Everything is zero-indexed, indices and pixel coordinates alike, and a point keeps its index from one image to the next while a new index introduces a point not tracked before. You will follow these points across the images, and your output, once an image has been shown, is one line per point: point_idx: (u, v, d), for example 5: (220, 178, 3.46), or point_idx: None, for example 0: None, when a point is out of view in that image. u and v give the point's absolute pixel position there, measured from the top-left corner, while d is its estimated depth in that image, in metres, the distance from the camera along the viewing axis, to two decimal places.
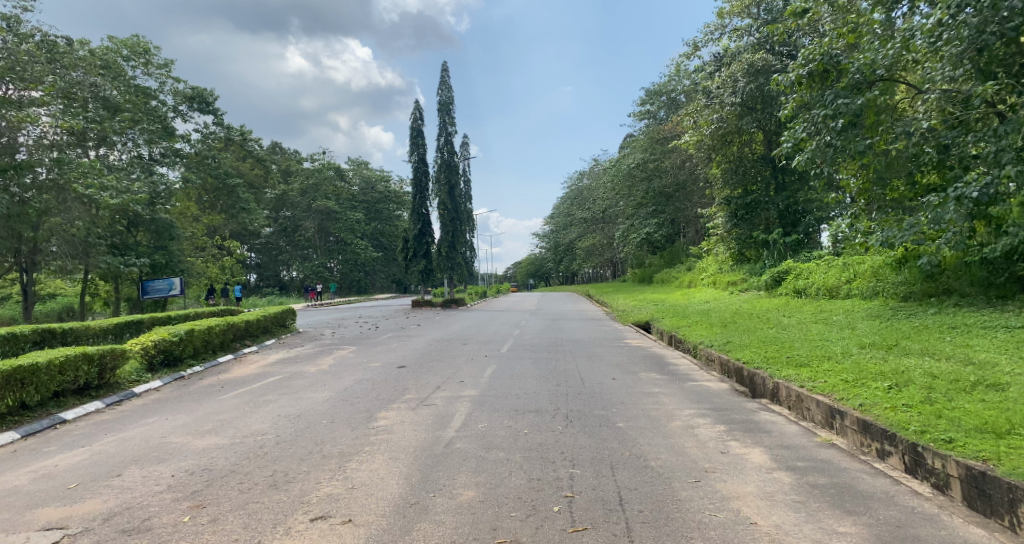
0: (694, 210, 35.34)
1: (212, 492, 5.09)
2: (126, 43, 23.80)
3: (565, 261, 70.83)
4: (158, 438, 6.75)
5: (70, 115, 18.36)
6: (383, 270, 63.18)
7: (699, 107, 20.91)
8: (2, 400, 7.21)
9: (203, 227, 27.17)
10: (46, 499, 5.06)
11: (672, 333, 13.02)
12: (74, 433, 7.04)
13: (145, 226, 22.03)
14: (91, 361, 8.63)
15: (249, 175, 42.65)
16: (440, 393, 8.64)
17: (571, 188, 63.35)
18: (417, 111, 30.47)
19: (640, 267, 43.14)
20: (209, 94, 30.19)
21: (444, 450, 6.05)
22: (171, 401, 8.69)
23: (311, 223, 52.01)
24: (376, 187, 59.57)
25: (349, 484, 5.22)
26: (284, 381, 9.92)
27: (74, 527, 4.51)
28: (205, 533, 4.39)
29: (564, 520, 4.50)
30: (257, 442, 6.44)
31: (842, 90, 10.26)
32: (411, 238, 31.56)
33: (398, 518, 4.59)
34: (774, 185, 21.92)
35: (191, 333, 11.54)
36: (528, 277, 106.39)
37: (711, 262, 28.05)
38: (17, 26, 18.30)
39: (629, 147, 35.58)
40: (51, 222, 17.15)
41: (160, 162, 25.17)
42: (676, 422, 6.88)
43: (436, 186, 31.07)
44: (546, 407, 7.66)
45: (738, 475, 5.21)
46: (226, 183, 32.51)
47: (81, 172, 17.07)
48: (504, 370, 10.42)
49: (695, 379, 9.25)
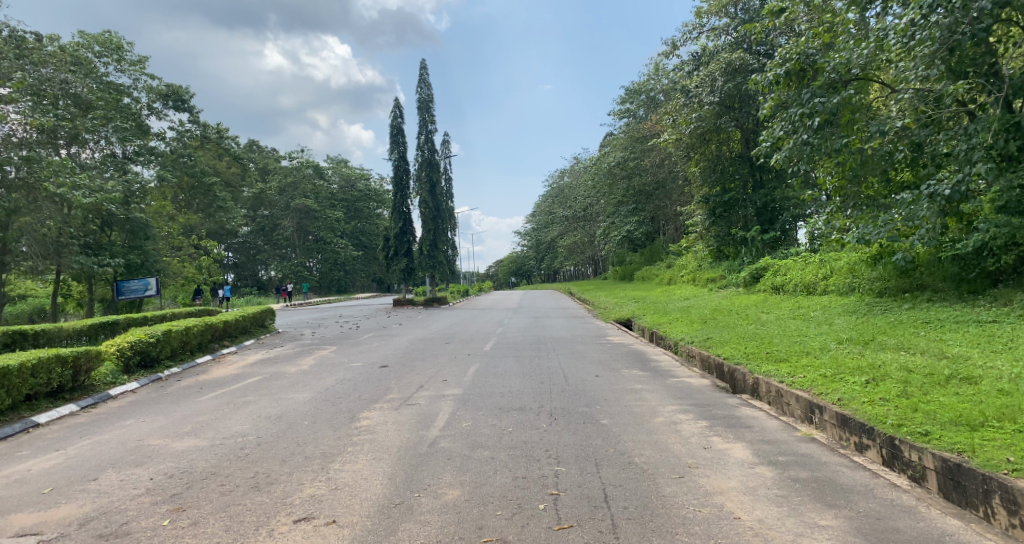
0: (673, 208, 35.58)
1: (192, 495, 5.01)
2: (97, 39, 23.27)
3: (548, 258, 70.83)
4: (135, 441, 6.63)
5: (40, 113, 18.01)
6: (364, 268, 62.82)
7: (678, 106, 21.02)
8: None
9: (178, 226, 26.69)
10: (18, 505, 4.94)
11: (653, 330, 13.15)
12: (47, 438, 6.87)
13: (119, 225, 21.62)
14: (64, 363, 8.47)
15: (226, 174, 42.14)
16: (423, 392, 8.60)
17: (552, 187, 63.44)
18: (397, 108, 30.27)
19: (621, 264, 43.33)
20: (185, 91, 29.74)
21: (428, 449, 6.03)
22: (149, 403, 8.54)
23: (289, 221, 51.45)
24: (356, 186, 59.39)
25: (332, 485, 5.17)
26: (264, 382, 9.82)
27: (49, 533, 4.42)
28: (185, 536, 4.33)
29: (550, 519, 4.50)
30: (238, 444, 6.36)
31: (818, 89, 10.47)
32: (392, 236, 31.42)
33: (383, 519, 4.57)
34: (751, 183, 22.19)
35: (169, 334, 11.35)
36: (510, 275, 106.38)
37: (691, 259, 28.27)
38: None
39: (609, 146, 35.73)
40: (22, 222, 16.84)
41: (133, 160, 24.60)
42: (659, 418, 6.94)
43: (417, 185, 30.85)
44: (530, 405, 7.66)
45: (721, 471, 5.26)
46: (203, 182, 31.97)
47: (52, 170, 16.43)
48: (486, 368, 10.41)
49: (677, 376, 9.32)
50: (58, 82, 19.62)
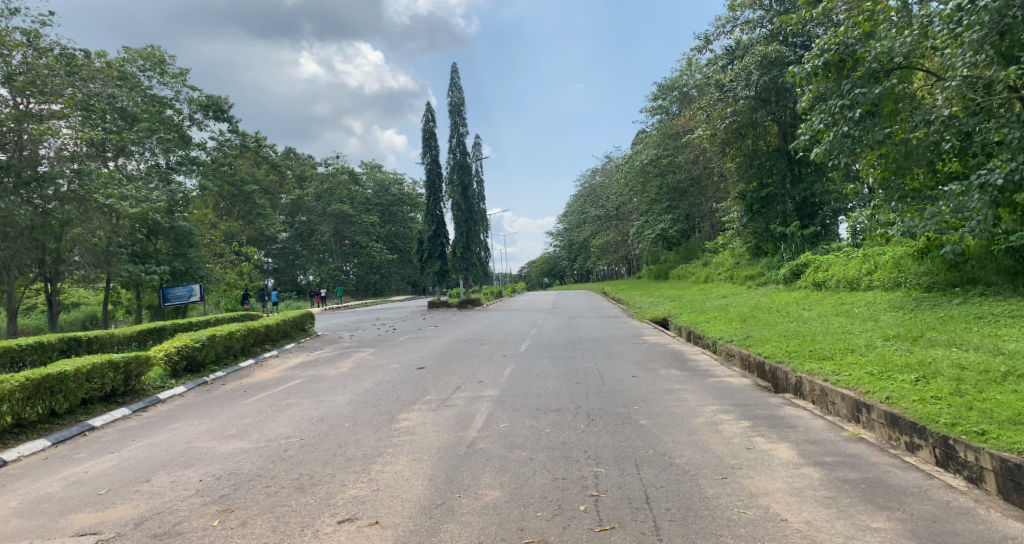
0: (709, 205, 35.05)
1: (240, 496, 5.14)
2: (141, 54, 24.02)
3: (581, 258, 70.55)
4: (184, 443, 6.82)
5: (89, 127, 18.67)
6: (399, 271, 63.56)
7: (712, 101, 20.67)
8: (32, 408, 7.32)
9: (220, 233, 27.28)
10: (78, 505, 5.12)
11: (690, 329, 13.01)
12: (103, 440, 7.13)
13: (165, 233, 22.35)
14: (116, 368, 8.76)
15: (265, 181, 43.13)
16: (460, 393, 8.66)
17: (584, 187, 63.09)
18: (429, 112, 30.56)
19: (656, 262, 42.92)
20: (225, 102, 30.43)
21: (467, 450, 6.07)
22: (197, 406, 8.78)
23: (326, 227, 52.07)
24: (390, 190, 60.28)
25: (374, 486, 5.24)
26: (305, 384, 10.02)
27: (107, 532, 4.57)
28: (234, 536, 4.44)
29: (591, 520, 4.49)
30: (281, 446, 6.48)
31: (858, 80, 10.19)
32: (426, 239, 31.85)
33: (424, 519, 4.61)
34: (790, 177, 21.69)
35: (213, 339, 11.65)
36: (544, 276, 106.01)
37: (728, 257, 27.79)
38: (37, 41, 18.06)
39: (642, 143, 35.39)
40: (74, 232, 17.46)
41: (177, 170, 25.16)
42: (699, 418, 6.86)
43: (449, 188, 31.05)
44: (567, 406, 7.64)
45: (765, 472, 5.17)
46: (242, 190, 32.76)
47: (101, 182, 17.30)
48: (523, 369, 10.45)
49: (716, 376, 9.18)
50: (103, 96, 20.38)
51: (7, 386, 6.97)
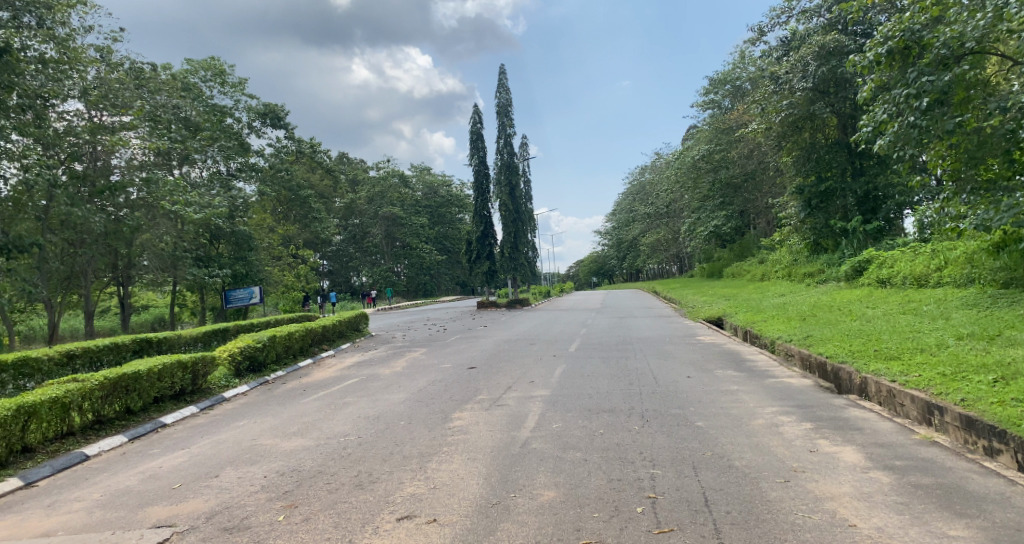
0: (764, 200, 34.12)
1: (303, 493, 5.28)
2: (203, 65, 25.00)
3: (630, 256, 69.75)
4: (249, 441, 7.07)
5: (156, 137, 19.41)
6: (447, 272, 64.19)
7: (767, 93, 20.11)
8: (109, 406, 7.72)
9: (279, 237, 28.10)
10: (153, 498, 5.37)
11: (746, 329, 12.70)
12: (173, 437, 7.45)
13: (226, 238, 23.20)
14: (185, 368, 9.16)
15: (319, 186, 44.28)
16: (512, 393, 8.69)
17: (633, 185, 62.46)
18: (476, 114, 30.81)
19: (709, 260, 42.06)
20: (281, 110, 31.31)
21: (521, 450, 6.08)
22: (259, 405, 9.08)
23: (378, 229, 53.00)
24: (438, 192, 61.01)
25: (431, 484, 5.32)
26: (361, 383, 10.25)
27: (182, 525, 4.77)
28: (300, 532, 4.56)
29: (649, 522, 4.44)
30: (340, 444, 6.64)
31: (925, 67, 9.77)
32: (474, 240, 32.14)
33: (481, 518, 4.65)
34: (851, 170, 20.96)
35: (274, 339, 12.03)
36: (592, 275, 105.23)
37: (785, 254, 26.99)
38: (109, 56, 18.92)
39: (693, 139, 34.79)
40: (143, 237, 18.34)
41: (237, 177, 25.99)
42: (759, 420, 6.68)
43: (497, 188, 31.16)
44: (620, 406, 7.58)
45: (831, 475, 5.01)
46: (298, 195, 33.70)
47: (168, 189, 18.17)
48: (574, 369, 10.41)
49: (776, 376, 8.93)
50: (169, 107, 21.33)
51: (88, 385, 7.37)
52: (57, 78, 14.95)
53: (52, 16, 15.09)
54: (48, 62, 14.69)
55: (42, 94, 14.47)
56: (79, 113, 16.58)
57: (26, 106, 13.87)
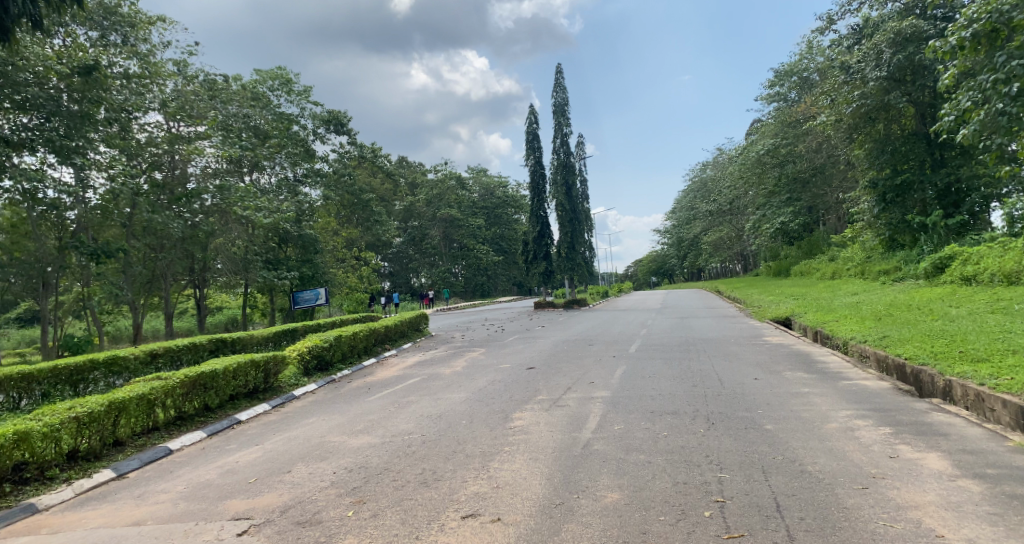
0: (834, 195, 32.72)
1: (370, 489, 5.41)
2: (271, 75, 25.96)
3: (691, 255, 68.31)
4: (318, 437, 7.30)
5: (228, 145, 20.12)
6: (505, 272, 64.51)
7: (837, 84, 19.47)
8: (189, 403, 8.12)
9: (343, 240, 28.85)
10: (231, 492, 5.60)
11: (817, 329, 12.21)
12: (248, 433, 7.77)
13: (294, 241, 23.99)
14: (257, 367, 9.54)
15: (380, 190, 45.32)
16: (572, 394, 8.65)
17: (693, 182, 61.10)
18: (532, 114, 30.83)
19: (775, 258, 40.67)
20: (344, 116, 32.21)
21: (584, 451, 6.03)
22: (327, 403, 9.36)
23: (436, 231, 53.70)
24: (495, 193, 61.41)
25: (494, 484, 5.34)
26: (424, 383, 10.41)
27: (258, 518, 4.95)
28: (368, 527, 4.67)
29: (718, 526, 4.33)
30: (404, 442, 6.76)
31: (1015, 50, 9.03)
32: (531, 240, 32.14)
33: (546, 519, 4.64)
34: (930, 162, 19.89)
35: (339, 339, 12.38)
36: (651, 274, 103.63)
37: (858, 251, 25.83)
38: (185, 69, 19.90)
39: (758, 133, 33.74)
40: (217, 242, 19.21)
41: (303, 182, 26.84)
42: (832, 424, 6.42)
43: (553, 188, 31.07)
44: (684, 408, 7.42)
45: (914, 483, 4.75)
46: (361, 199, 34.53)
47: (239, 196, 18.59)
48: (636, 370, 10.26)
49: (850, 378, 8.56)
50: (240, 116, 22.27)
51: (170, 383, 7.75)
52: (139, 91, 15.78)
53: (135, 33, 16.00)
54: (131, 77, 15.56)
55: (127, 107, 15.34)
56: (159, 124, 17.50)
57: (112, 119, 14.77)
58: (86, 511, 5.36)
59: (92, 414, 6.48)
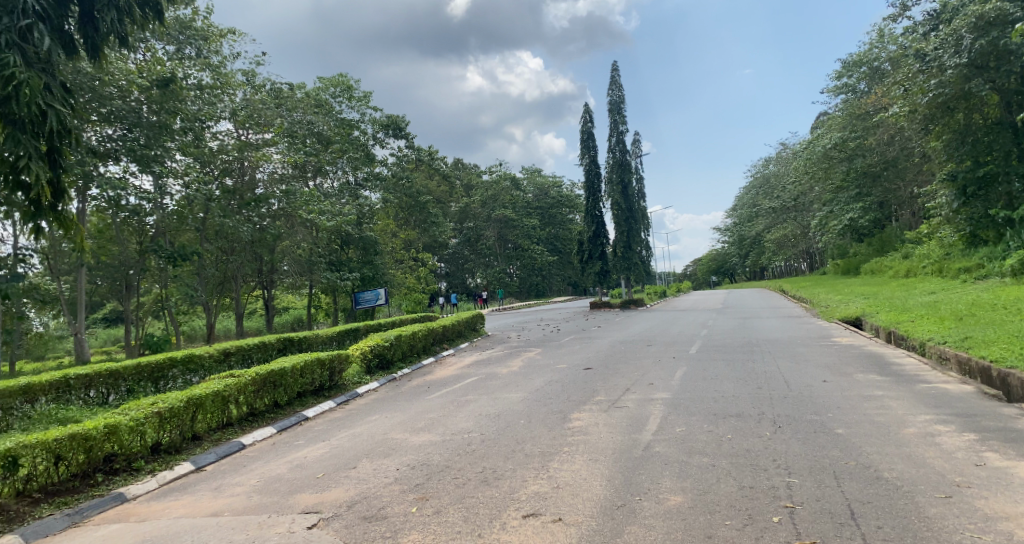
0: (908, 190, 31.20)
1: (433, 486, 5.49)
2: (332, 82, 26.70)
3: (753, 253, 66.45)
4: (381, 434, 7.47)
5: (293, 151, 20.83)
6: (560, 272, 64.33)
7: (911, 73, 18.61)
8: (260, 399, 8.45)
9: (401, 241, 29.38)
10: (301, 486, 5.79)
11: (890, 329, 11.66)
12: (315, 429, 8.02)
13: (355, 243, 24.59)
14: (323, 365, 9.84)
15: (436, 192, 45.93)
16: (631, 395, 8.54)
17: (756, 178, 59.39)
18: (588, 113, 30.64)
19: (844, 256, 39.05)
20: (402, 120, 32.81)
21: (645, 453, 5.95)
22: (389, 400, 9.56)
23: (491, 231, 54.08)
24: (549, 193, 61.30)
25: (555, 484, 5.34)
26: (482, 382, 10.49)
27: (327, 512, 5.11)
28: (431, 524, 4.74)
29: (787, 532, 4.19)
30: (465, 440, 6.84)
31: None
32: (587, 240, 31.92)
33: (607, 520, 4.60)
34: (1016, 152, 18.70)
35: (399, 338, 12.64)
36: (710, 273, 101.37)
37: (935, 248, 24.51)
38: (253, 79, 20.71)
39: (825, 126, 32.50)
40: (283, 245, 19.95)
41: (363, 186, 27.47)
42: (910, 429, 6.12)
43: (609, 187, 30.79)
44: (749, 411, 7.23)
45: (1003, 493, 4.48)
46: (418, 201, 35.08)
47: (304, 200, 19.37)
48: (697, 371, 10.05)
49: (929, 381, 8.14)
50: (304, 123, 23.01)
51: (242, 380, 8.08)
52: (211, 101, 16.52)
53: (208, 46, 16.80)
54: (205, 88, 16.32)
55: (200, 116, 16.10)
56: (230, 132, 18.31)
57: (188, 128, 15.56)
58: (169, 501, 5.65)
59: (172, 409, 6.82)
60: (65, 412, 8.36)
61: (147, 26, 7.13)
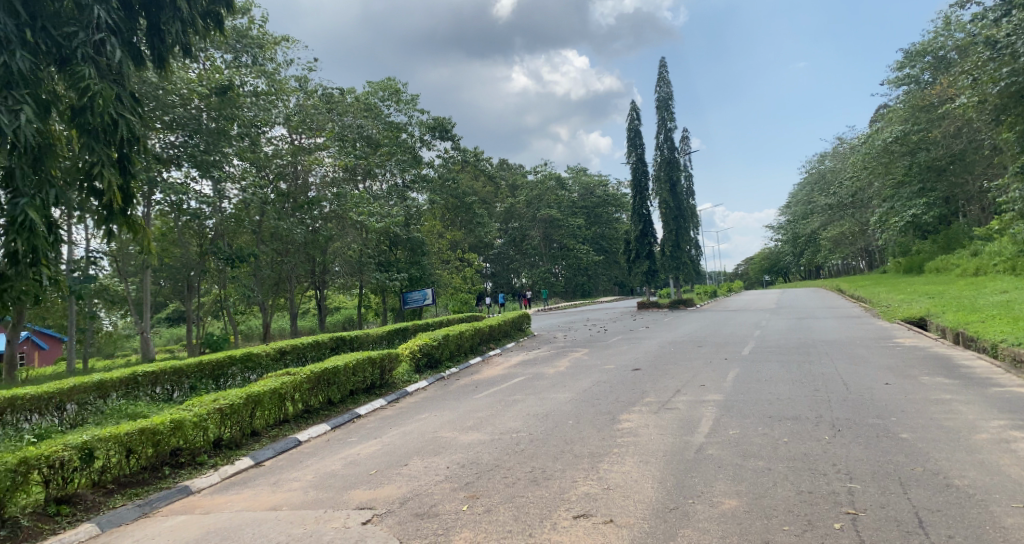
0: (977, 184, 29.74)
1: (483, 485, 5.51)
2: (381, 86, 27.17)
3: (809, 252, 64.43)
4: (431, 433, 7.55)
5: (344, 155, 21.26)
6: (606, 272, 63.81)
7: (980, 61, 17.65)
8: (315, 397, 8.66)
9: (448, 242, 29.65)
10: (355, 482, 5.91)
11: (958, 330, 11.13)
12: (368, 427, 8.17)
13: (403, 244, 24.94)
14: (374, 364, 10.02)
15: (482, 192, 46.19)
16: (682, 396, 8.40)
17: (811, 174, 57.59)
18: (635, 111, 30.30)
19: (906, 254, 37.49)
20: (448, 122, 33.11)
21: (697, 455, 5.84)
22: (438, 399, 9.66)
23: (537, 231, 54.05)
24: (595, 192, 60.80)
25: (605, 485, 5.29)
26: (530, 382, 10.50)
27: (380, 508, 5.19)
28: (482, 522, 4.77)
29: (850, 540, 4.04)
30: (514, 440, 6.85)
31: None
32: (634, 239, 31.55)
33: (660, 522, 4.53)
34: None
35: (447, 337, 12.76)
36: (763, 272, 98.85)
37: (1007, 245, 23.28)
38: (305, 84, 21.23)
39: (885, 119, 31.27)
40: (335, 246, 20.40)
41: (411, 187, 27.83)
42: (982, 435, 5.82)
43: (657, 185, 30.38)
44: (806, 414, 7.02)
45: None
46: (464, 202, 35.34)
47: (354, 202, 19.78)
48: (750, 373, 9.82)
49: (1002, 385, 7.73)
50: (354, 127, 23.50)
51: (298, 378, 8.30)
52: (266, 107, 17.03)
53: (263, 54, 17.34)
54: (260, 94, 16.86)
55: (256, 122, 16.63)
56: (284, 137, 18.83)
57: (244, 134, 16.09)
58: (230, 494, 5.85)
59: (233, 406, 7.06)
60: (133, 408, 8.74)
61: (209, 36, 7.38)
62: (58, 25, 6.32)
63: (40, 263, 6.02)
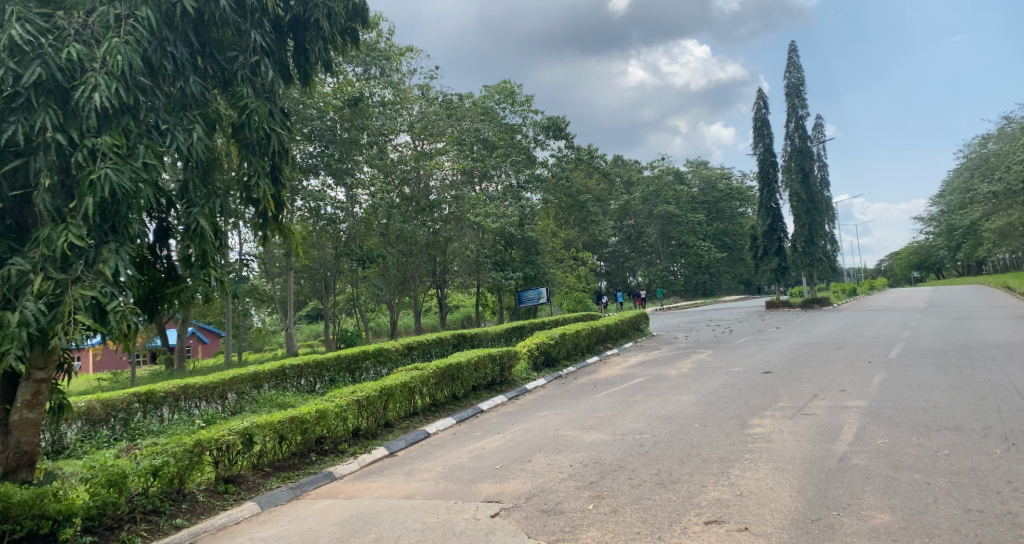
0: None
1: (608, 485, 5.45)
2: (497, 89, 27.69)
3: (967, 245, 57.90)
4: (552, 431, 7.58)
5: (462, 158, 21.92)
6: (729, 269, 61.01)
7: None
8: (441, 391, 9.00)
9: (563, 241, 29.69)
10: (482, 476, 6.06)
11: None
12: (490, 422, 8.34)
13: (519, 244, 25.25)
14: (494, 361, 10.24)
15: (596, 190, 45.75)
16: (819, 402, 7.84)
17: (969, 159, 51.77)
18: (762, 99, 28.75)
19: None
20: (562, 121, 33.13)
21: (840, 465, 5.42)
22: (557, 397, 9.69)
23: (654, 228, 52.73)
24: (717, 186, 58.12)
25: (737, 492, 5.05)
26: (651, 382, 10.25)
27: (507, 503, 5.28)
28: (609, 522, 4.72)
29: None
30: (637, 441, 6.71)
31: None
32: (761, 234, 29.91)
33: (801, 533, 4.26)
34: None
35: (565, 336, 12.79)
36: (911, 269, 90.11)
37: None
38: (427, 91, 22.12)
39: None
40: (454, 247, 21.07)
41: (526, 188, 28.12)
42: None
43: (786, 177, 28.63)
44: (970, 424, 6.30)
45: None
46: (578, 200, 35.21)
47: (473, 204, 20.34)
48: (898, 378, 8.98)
49: None
50: (473, 131, 24.15)
51: (425, 373, 8.68)
52: (391, 116, 17.95)
53: (390, 65, 18.22)
54: (387, 104, 17.76)
55: (383, 131, 17.56)
56: (408, 144, 19.75)
57: (373, 143, 17.08)
58: (369, 482, 6.20)
59: (368, 398, 7.49)
60: (282, 398, 9.54)
61: (347, 52, 7.83)
62: (222, 50, 6.84)
63: (209, 266, 6.70)
